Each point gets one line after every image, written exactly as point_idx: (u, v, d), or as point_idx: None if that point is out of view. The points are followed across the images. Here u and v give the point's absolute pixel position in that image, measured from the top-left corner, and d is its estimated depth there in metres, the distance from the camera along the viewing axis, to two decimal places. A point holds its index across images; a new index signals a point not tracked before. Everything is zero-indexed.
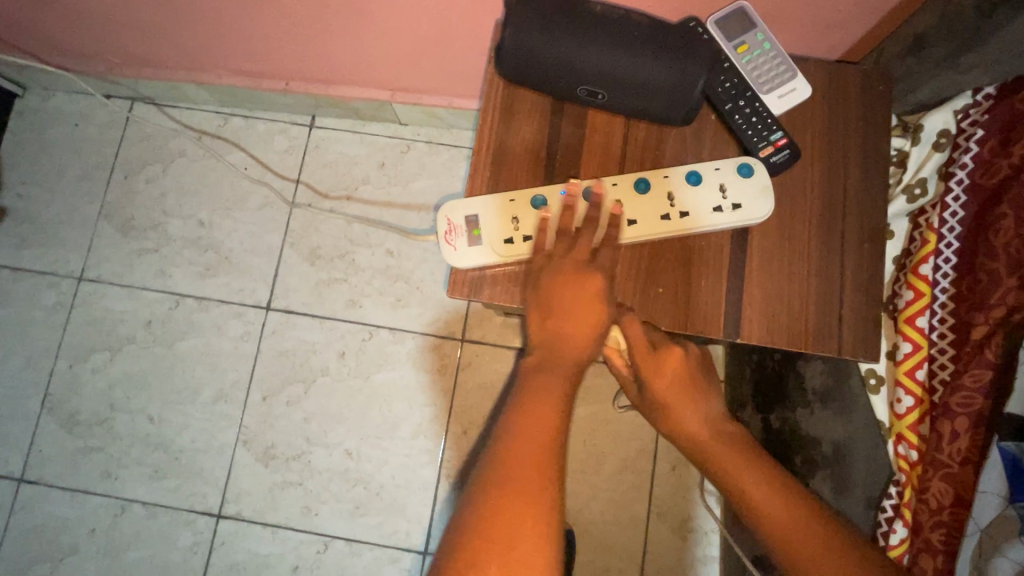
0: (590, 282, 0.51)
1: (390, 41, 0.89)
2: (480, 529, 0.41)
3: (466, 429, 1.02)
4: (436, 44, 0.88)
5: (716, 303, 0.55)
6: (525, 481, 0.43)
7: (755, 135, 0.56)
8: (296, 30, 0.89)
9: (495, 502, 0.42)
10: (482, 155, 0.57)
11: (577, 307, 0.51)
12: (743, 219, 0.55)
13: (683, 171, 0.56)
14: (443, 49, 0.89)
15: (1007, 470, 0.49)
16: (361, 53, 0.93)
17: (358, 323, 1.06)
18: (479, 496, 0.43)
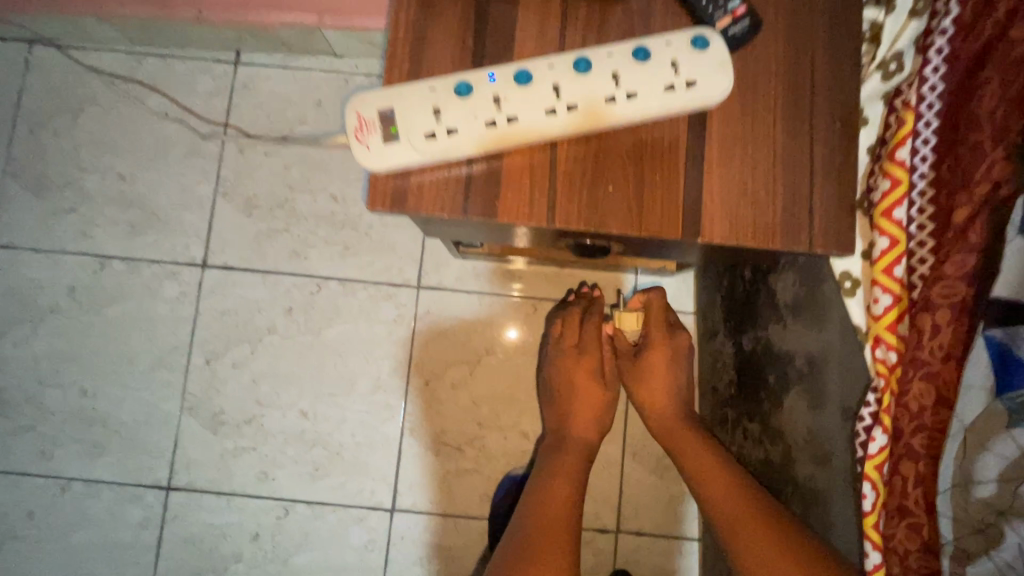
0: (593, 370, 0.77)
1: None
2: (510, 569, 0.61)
3: (428, 380, 0.96)
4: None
5: (673, 201, 0.49)
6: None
7: (710, 5, 0.50)
8: None
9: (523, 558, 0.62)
10: (398, 41, 0.49)
11: (582, 400, 0.77)
12: (699, 100, 0.48)
13: (630, 47, 0.48)
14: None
15: (993, 358, 0.45)
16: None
17: (304, 275, 0.98)
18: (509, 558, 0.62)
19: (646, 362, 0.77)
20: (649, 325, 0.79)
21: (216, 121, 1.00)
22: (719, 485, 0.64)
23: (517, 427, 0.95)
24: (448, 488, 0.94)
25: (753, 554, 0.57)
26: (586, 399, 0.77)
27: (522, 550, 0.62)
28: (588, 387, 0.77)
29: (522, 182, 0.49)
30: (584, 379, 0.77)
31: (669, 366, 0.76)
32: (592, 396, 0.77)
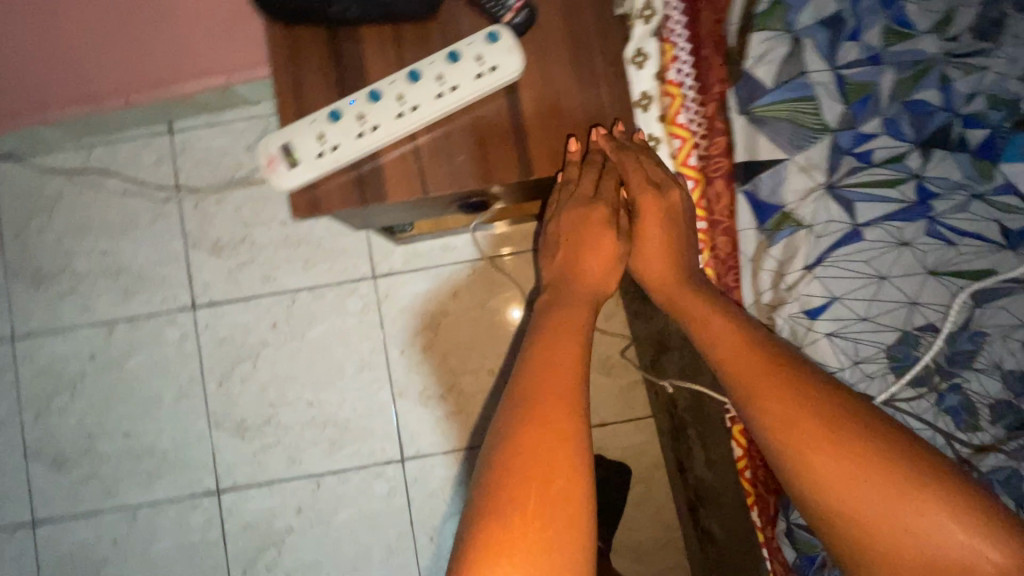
0: (600, 234, 0.68)
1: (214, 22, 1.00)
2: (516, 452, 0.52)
3: (403, 349, 1.15)
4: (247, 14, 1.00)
5: (508, 156, 0.67)
6: (550, 455, 0.51)
7: (496, 6, 0.66)
8: None
9: (529, 432, 0.52)
10: (284, 93, 0.67)
11: (588, 257, 0.68)
12: (501, 78, 0.64)
13: (445, 53, 0.64)
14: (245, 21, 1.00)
15: (751, 205, 0.65)
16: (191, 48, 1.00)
17: (278, 293, 1.16)
18: (514, 436, 0.52)
19: (642, 227, 0.69)
20: (631, 178, 0.67)
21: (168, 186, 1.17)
22: (721, 335, 0.58)
23: (485, 367, 1.15)
24: (443, 431, 1.14)
25: (766, 408, 0.51)
26: (594, 251, 0.68)
27: (525, 415, 0.54)
28: (595, 232, 0.68)
29: (398, 171, 0.66)
30: (597, 231, 0.68)
31: (668, 231, 0.68)
32: (603, 251, 0.68)
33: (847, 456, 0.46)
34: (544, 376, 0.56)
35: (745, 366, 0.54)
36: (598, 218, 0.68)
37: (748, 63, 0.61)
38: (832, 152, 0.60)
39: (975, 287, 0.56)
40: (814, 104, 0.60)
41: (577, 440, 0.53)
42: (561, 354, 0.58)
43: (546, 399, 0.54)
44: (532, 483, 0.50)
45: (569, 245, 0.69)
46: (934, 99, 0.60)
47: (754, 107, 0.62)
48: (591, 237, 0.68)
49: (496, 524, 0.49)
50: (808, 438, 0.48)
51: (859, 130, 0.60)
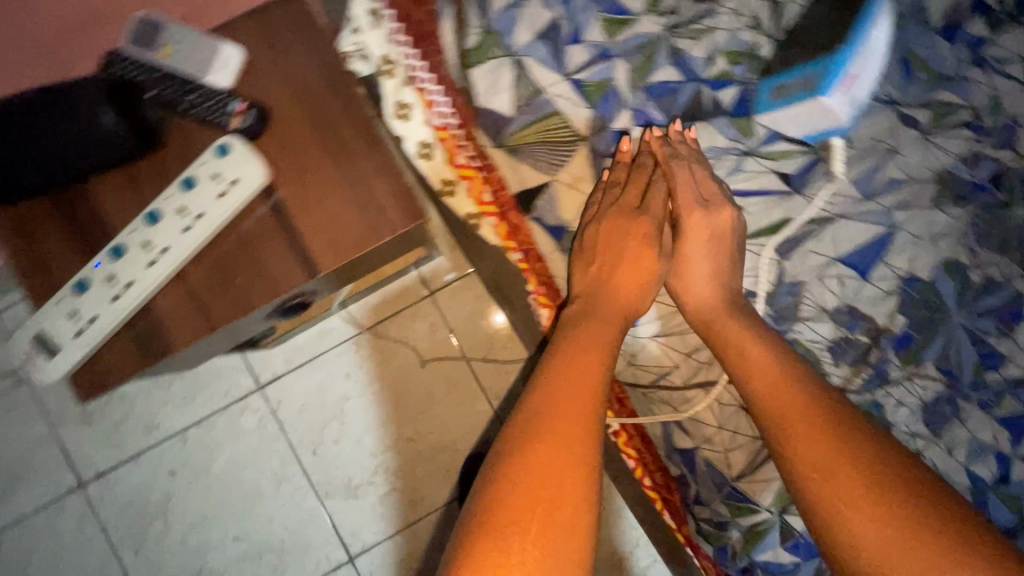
0: (641, 245, 0.63)
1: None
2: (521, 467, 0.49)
3: (316, 449, 1.10)
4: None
5: (286, 262, 0.62)
6: (560, 489, 0.48)
7: (218, 116, 0.61)
8: None
9: (534, 446, 0.51)
10: (24, 272, 0.61)
11: (622, 268, 0.62)
12: (246, 190, 0.60)
13: (179, 182, 0.60)
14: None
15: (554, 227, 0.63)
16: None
17: (167, 438, 1.09)
18: (518, 453, 0.50)
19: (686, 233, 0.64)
20: (680, 194, 0.63)
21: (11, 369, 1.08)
22: (758, 363, 0.56)
23: (403, 437, 1.11)
24: (382, 516, 1.08)
25: (802, 456, 0.51)
26: (630, 262, 0.62)
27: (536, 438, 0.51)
28: (631, 255, 0.63)
29: (175, 316, 0.61)
30: (627, 251, 0.63)
31: (706, 253, 0.63)
32: (639, 265, 0.63)
33: (871, 502, 0.47)
34: (556, 408, 0.52)
35: (785, 407, 0.53)
36: (631, 234, 0.63)
37: (481, 99, 0.59)
38: (594, 157, 0.59)
39: (775, 243, 0.62)
40: (561, 117, 0.58)
41: (589, 473, 0.50)
42: (586, 375, 0.55)
43: (554, 428, 0.51)
44: (531, 508, 0.47)
45: (606, 256, 0.62)
46: (672, 76, 0.59)
47: (506, 137, 0.59)
48: (630, 255, 0.63)
49: (496, 541, 0.46)
50: (836, 480, 0.48)
51: (614, 128, 0.59)
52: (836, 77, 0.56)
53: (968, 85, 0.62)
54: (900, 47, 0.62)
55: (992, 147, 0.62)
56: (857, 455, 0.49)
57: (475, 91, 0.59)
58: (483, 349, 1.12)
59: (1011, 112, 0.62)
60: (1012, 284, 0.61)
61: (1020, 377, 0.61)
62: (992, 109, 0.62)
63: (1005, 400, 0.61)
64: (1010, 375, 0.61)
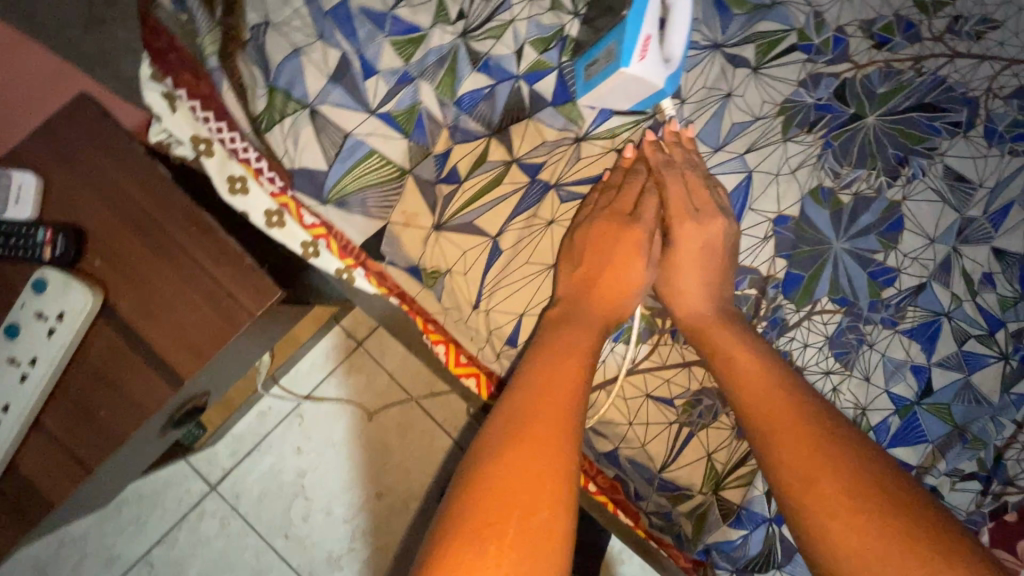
0: (626, 255, 0.57)
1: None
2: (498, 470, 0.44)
3: (286, 532, 1.06)
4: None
5: (146, 378, 0.59)
6: (537, 493, 0.43)
7: (26, 250, 0.57)
8: None
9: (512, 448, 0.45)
10: None
11: (605, 274, 0.56)
12: (75, 320, 0.56)
13: (4, 331, 0.56)
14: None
15: (406, 267, 0.56)
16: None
17: (130, 566, 1.03)
18: (491, 456, 0.45)
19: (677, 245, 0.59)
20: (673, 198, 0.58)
21: None
22: (754, 372, 0.52)
23: (372, 494, 1.07)
24: None
25: (789, 462, 0.47)
26: (618, 272, 0.57)
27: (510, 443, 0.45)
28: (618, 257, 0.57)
29: (43, 468, 0.57)
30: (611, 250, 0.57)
31: (701, 266, 0.58)
32: (625, 265, 0.57)
33: (859, 516, 0.44)
34: (531, 415, 0.47)
35: (781, 413, 0.50)
36: (614, 230, 0.57)
37: (287, 161, 0.54)
38: (422, 190, 0.55)
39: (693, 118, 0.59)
40: (378, 156, 0.55)
41: (571, 487, 0.44)
42: (563, 378, 0.49)
43: (533, 431, 0.46)
44: (507, 510, 0.42)
45: (591, 258, 0.57)
46: (481, 82, 0.56)
47: (328, 192, 0.55)
48: (618, 250, 0.57)
49: (470, 547, 0.40)
50: (822, 490, 0.45)
51: (435, 153, 0.55)
52: (634, 37, 0.50)
53: (784, 7, 0.60)
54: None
55: (826, 64, 0.60)
56: (851, 466, 0.46)
57: (276, 155, 0.55)
58: (427, 383, 1.10)
59: (835, 24, 0.60)
60: (882, 195, 0.60)
61: (915, 286, 0.59)
62: (817, 25, 0.60)
63: (906, 312, 0.59)
64: (905, 286, 0.60)
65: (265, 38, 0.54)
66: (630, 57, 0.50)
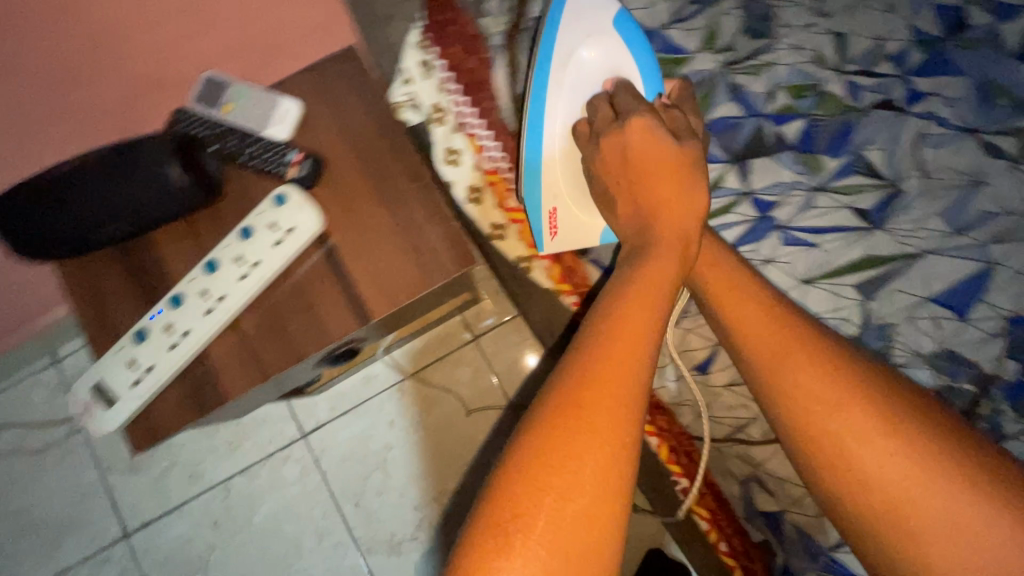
0: (661, 182, 0.49)
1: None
2: (542, 444, 0.38)
3: (357, 501, 1.06)
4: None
5: (337, 306, 0.62)
6: (587, 462, 0.38)
7: (274, 166, 0.63)
8: None
9: (571, 404, 0.39)
10: (88, 324, 0.62)
11: (660, 193, 0.49)
12: (303, 236, 0.60)
13: (237, 231, 0.61)
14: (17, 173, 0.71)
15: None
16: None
17: (210, 488, 1.07)
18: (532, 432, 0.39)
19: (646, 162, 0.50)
20: (641, 150, 0.50)
21: (65, 417, 1.09)
22: (754, 321, 0.49)
23: (446, 489, 1.06)
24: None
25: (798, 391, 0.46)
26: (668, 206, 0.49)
27: (560, 405, 0.40)
28: (651, 177, 0.50)
29: (231, 364, 0.61)
30: (641, 172, 0.50)
31: (687, 194, 0.49)
32: (664, 187, 0.49)
33: (879, 445, 0.42)
34: (615, 338, 0.42)
35: (771, 345, 0.48)
36: (662, 170, 0.49)
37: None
38: None
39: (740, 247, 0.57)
40: None
41: (611, 473, 0.38)
42: (624, 353, 0.41)
43: (607, 375, 0.40)
44: (539, 489, 0.37)
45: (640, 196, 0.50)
46: (731, 112, 0.57)
47: None
48: (653, 203, 0.50)
49: (510, 529, 0.36)
50: (845, 417, 0.44)
51: None
52: (540, 220, 0.62)
53: None
54: (976, 67, 0.59)
55: None
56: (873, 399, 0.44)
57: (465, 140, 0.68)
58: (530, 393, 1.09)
59: None
60: None
61: None
62: None
63: None
64: None
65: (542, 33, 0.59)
66: (540, 237, 0.63)
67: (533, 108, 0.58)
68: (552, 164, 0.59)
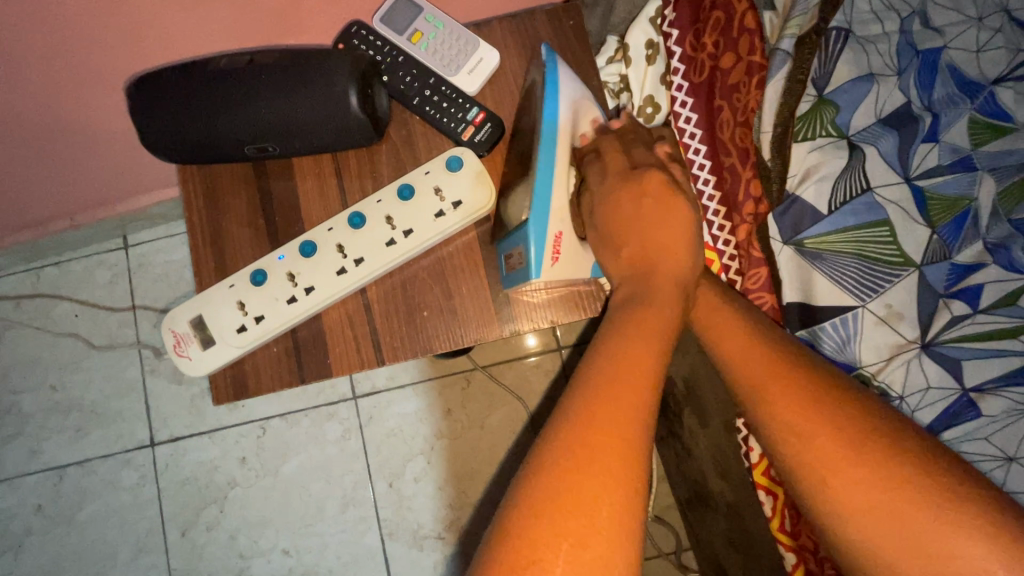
0: (660, 204, 0.46)
1: (17, 13, 0.56)
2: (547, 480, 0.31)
3: (392, 481, 0.99)
4: (98, 12, 0.58)
5: (483, 305, 0.52)
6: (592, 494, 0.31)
7: (452, 121, 0.53)
8: (13, 156, 0.78)
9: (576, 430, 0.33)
10: (198, 245, 0.54)
11: (655, 222, 0.45)
12: (469, 214, 0.51)
13: (395, 187, 0.52)
14: (162, 48, 0.63)
15: None
16: (71, 101, 0.70)
17: (246, 422, 1.01)
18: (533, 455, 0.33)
19: (643, 201, 0.46)
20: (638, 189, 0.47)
21: (123, 307, 1.04)
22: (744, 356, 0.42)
23: (487, 497, 0.97)
24: None
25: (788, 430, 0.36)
26: (663, 230, 0.45)
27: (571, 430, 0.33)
28: (666, 231, 0.45)
29: (346, 335, 0.52)
30: (658, 226, 0.45)
31: (676, 223, 0.45)
32: (671, 232, 0.45)
33: (866, 472, 0.33)
34: (619, 366, 0.36)
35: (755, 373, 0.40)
36: (657, 208, 0.46)
37: (791, 184, 0.48)
38: (919, 295, 0.44)
39: None
40: (888, 229, 0.45)
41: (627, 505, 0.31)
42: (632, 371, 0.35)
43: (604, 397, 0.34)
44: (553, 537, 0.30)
45: (630, 229, 0.46)
46: None
47: (804, 239, 0.47)
48: (654, 234, 0.45)
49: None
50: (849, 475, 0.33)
51: (955, 263, 0.43)
52: (544, 246, 0.47)
53: None
54: None
55: None
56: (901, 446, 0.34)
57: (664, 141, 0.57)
58: None
59: None
60: None
61: None
62: None
63: None
64: None
65: (843, 48, 0.47)
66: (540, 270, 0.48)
67: (546, 130, 0.47)
68: (560, 189, 0.48)
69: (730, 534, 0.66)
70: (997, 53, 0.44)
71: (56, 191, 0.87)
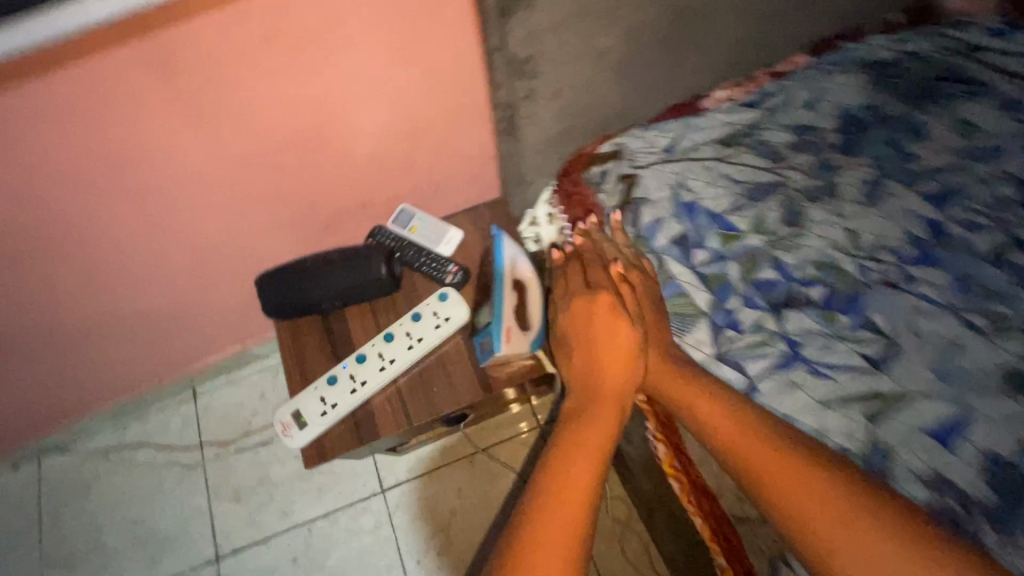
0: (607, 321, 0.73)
1: None
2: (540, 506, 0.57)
3: (419, 558, 1.19)
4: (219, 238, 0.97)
5: (471, 378, 0.84)
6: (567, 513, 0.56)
7: (438, 271, 0.90)
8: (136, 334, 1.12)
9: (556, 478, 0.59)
10: (290, 366, 0.86)
11: (604, 335, 0.72)
12: (455, 324, 0.85)
13: (410, 314, 0.86)
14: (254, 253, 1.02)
15: None
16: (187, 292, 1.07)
17: (295, 526, 1.23)
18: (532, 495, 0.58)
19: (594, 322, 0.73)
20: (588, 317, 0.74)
21: (192, 444, 1.31)
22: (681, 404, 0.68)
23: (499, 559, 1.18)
24: None
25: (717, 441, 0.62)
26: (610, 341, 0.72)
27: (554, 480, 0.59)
28: (608, 341, 0.72)
29: (387, 408, 0.82)
30: (607, 337, 0.73)
31: (617, 333, 0.72)
32: (618, 347, 0.71)
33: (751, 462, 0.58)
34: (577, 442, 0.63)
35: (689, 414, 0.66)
36: (605, 323, 0.72)
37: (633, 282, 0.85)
38: (713, 331, 0.78)
39: None
40: (687, 298, 0.80)
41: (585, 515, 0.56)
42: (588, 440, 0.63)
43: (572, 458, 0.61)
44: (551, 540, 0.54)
45: (591, 339, 0.73)
46: (773, 275, 0.78)
47: None
48: (605, 342, 0.72)
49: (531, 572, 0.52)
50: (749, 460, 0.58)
51: (727, 309, 0.78)
52: (500, 333, 0.80)
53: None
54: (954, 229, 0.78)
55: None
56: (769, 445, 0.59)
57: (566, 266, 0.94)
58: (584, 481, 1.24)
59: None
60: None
61: None
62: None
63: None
64: None
65: (642, 210, 0.85)
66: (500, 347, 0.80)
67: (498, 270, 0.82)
68: (508, 302, 0.82)
69: (671, 526, 0.91)
70: (722, 198, 0.83)
71: (157, 356, 1.20)
